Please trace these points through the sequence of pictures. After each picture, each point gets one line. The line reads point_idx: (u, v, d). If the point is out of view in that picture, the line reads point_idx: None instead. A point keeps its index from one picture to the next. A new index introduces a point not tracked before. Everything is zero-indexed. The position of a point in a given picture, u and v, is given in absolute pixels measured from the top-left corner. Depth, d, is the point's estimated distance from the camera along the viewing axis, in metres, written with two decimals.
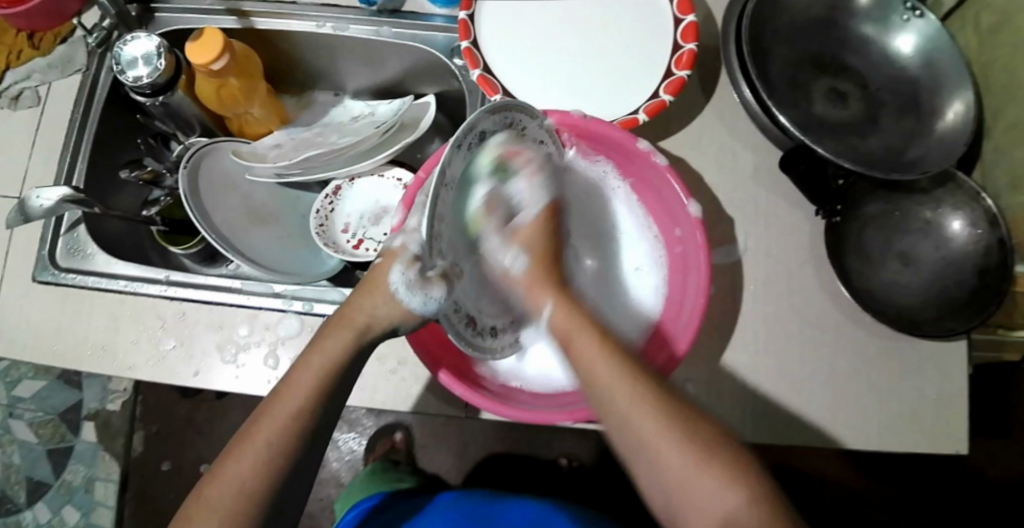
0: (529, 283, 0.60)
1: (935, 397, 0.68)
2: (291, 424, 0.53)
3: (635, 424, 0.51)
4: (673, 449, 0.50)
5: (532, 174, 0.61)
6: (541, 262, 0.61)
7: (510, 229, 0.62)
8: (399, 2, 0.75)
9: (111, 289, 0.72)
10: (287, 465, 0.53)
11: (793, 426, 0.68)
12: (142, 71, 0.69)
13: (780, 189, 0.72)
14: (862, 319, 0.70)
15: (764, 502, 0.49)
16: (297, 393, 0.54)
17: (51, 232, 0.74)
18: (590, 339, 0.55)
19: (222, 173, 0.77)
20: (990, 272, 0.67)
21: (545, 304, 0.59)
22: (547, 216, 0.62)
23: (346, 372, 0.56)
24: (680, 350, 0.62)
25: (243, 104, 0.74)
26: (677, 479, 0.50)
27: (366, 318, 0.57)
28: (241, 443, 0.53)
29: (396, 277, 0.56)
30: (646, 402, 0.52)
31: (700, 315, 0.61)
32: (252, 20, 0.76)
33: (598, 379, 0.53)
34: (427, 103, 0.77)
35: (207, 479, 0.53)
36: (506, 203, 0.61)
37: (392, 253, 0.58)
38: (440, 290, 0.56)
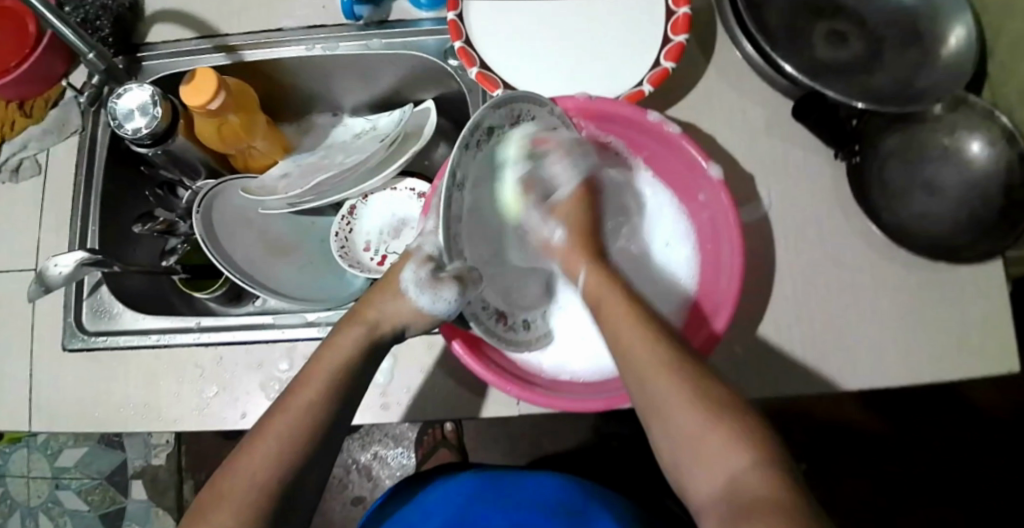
0: (567, 255, 0.63)
1: (983, 320, 0.67)
2: (307, 414, 0.54)
3: (647, 381, 0.52)
4: (684, 405, 0.51)
5: (563, 155, 0.63)
6: (579, 233, 0.64)
7: (548, 204, 0.65)
8: (385, 12, 0.74)
9: (145, 344, 0.71)
10: (300, 455, 0.53)
11: (846, 372, 0.67)
12: (140, 122, 0.68)
13: (795, 139, 0.71)
14: (897, 255, 0.69)
15: (776, 465, 0.48)
16: (314, 384, 0.55)
17: (74, 298, 0.73)
18: (618, 296, 0.57)
19: (234, 211, 0.76)
20: (1016, 190, 0.67)
21: (581, 270, 0.61)
22: (582, 194, 0.66)
23: (360, 369, 0.58)
24: (720, 328, 0.60)
25: (245, 139, 0.74)
26: (686, 436, 0.50)
27: (377, 316, 0.59)
28: (257, 434, 0.54)
29: (408, 276, 0.60)
30: (665, 359, 0.53)
31: (739, 276, 0.61)
32: (241, 54, 0.76)
33: (621, 333, 0.55)
34: (429, 107, 0.76)
35: (223, 470, 0.54)
36: (542, 183, 0.65)
37: (409, 253, 0.61)
38: (450, 291, 0.58)
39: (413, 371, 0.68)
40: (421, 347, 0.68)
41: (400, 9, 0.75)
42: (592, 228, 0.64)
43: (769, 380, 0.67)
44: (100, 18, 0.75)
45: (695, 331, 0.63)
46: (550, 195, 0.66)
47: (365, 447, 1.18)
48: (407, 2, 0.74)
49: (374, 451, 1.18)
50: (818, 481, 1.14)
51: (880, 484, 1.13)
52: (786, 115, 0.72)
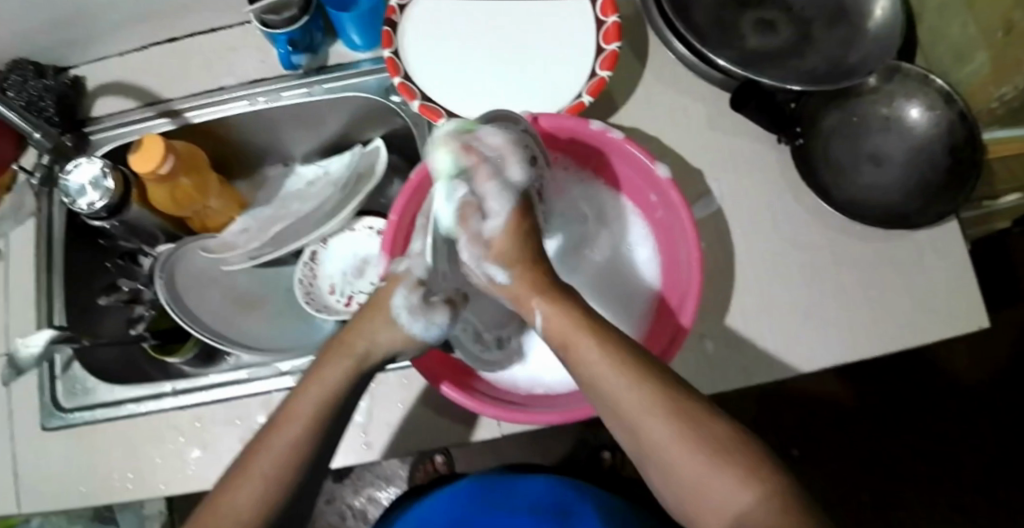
0: (516, 293, 0.57)
1: (946, 281, 0.68)
2: (291, 453, 0.53)
3: (642, 432, 0.50)
4: (688, 457, 0.48)
5: (485, 178, 0.57)
6: (520, 270, 0.57)
7: (481, 240, 0.57)
8: (323, 58, 0.75)
9: (122, 415, 0.71)
10: (285, 496, 0.53)
11: (819, 351, 0.67)
12: (93, 195, 0.68)
13: (737, 128, 0.72)
14: (852, 229, 0.70)
15: (779, 500, 0.47)
16: (300, 421, 0.53)
17: (48, 378, 0.73)
18: (589, 348, 0.52)
19: (195, 270, 0.76)
20: (961, 148, 0.70)
21: (534, 307, 0.55)
22: (514, 225, 0.57)
23: (347, 398, 0.56)
24: (687, 323, 0.60)
25: (200, 198, 0.74)
26: (690, 483, 0.48)
27: (365, 344, 0.57)
28: (240, 473, 0.52)
29: (398, 301, 0.58)
30: (657, 413, 0.49)
31: (700, 261, 0.61)
32: (186, 116, 0.76)
33: (612, 391, 0.51)
34: (378, 147, 0.77)
35: (204, 507, 0.52)
36: (474, 207, 0.57)
37: (395, 278, 0.59)
38: (443, 316, 0.58)
39: (391, 406, 0.68)
40: (395, 381, 0.68)
41: (337, 53, 0.76)
42: (530, 255, 0.57)
43: (743, 369, 0.67)
44: (44, 99, 0.76)
45: (660, 335, 0.64)
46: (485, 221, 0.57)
47: (359, 491, 1.17)
48: (343, 45, 0.76)
49: (368, 494, 1.17)
50: (818, 463, 1.14)
51: (880, 459, 1.13)
52: (725, 107, 0.73)
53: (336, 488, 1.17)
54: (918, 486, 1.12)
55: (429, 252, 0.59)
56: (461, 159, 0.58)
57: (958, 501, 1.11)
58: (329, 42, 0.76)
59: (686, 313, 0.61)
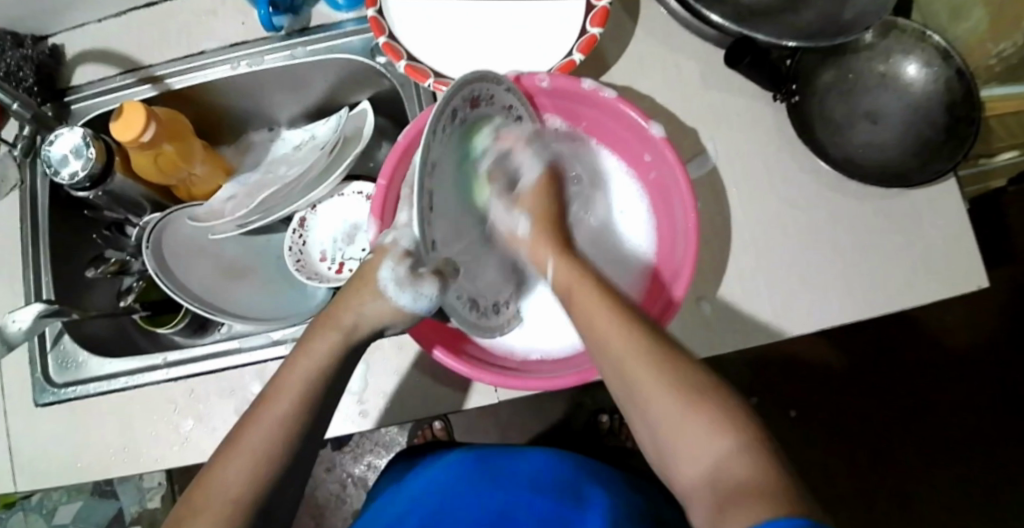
0: (532, 246, 0.60)
1: (943, 237, 0.67)
2: (282, 426, 0.52)
3: (624, 365, 0.50)
4: (676, 411, 0.48)
5: (524, 148, 0.63)
6: (542, 224, 0.60)
7: (512, 195, 0.63)
8: (306, 19, 0.73)
9: (115, 388, 0.70)
10: (277, 470, 0.52)
11: (815, 312, 0.67)
12: (76, 165, 0.67)
13: (732, 86, 0.71)
14: (849, 188, 0.69)
15: (755, 446, 0.46)
16: (290, 394, 0.53)
17: (38, 353, 0.72)
18: (587, 288, 0.54)
19: (185, 242, 0.75)
20: (959, 105, 0.68)
21: (548, 262, 0.58)
22: (545, 182, 0.63)
23: (335, 374, 0.56)
24: (678, 295, 0.60)
25: (185, 166, 0.73)
26: (665, 427, 0.48)
27: (352, 318, 0.57)
28: (231, 446, 0.52)
29: (386, 274, 0.57)
30: (651, 373, 0.49)
31: (695, 229, 0.60)
32: (167, 83, 0.75)
33: (607, 338, 0.52)
34: (366, 109, 0.76)
35: (197, 483, 0.52)
36: (506, 173, 0.63)
37: (382, 250, 0.58)
38: (432, 287, 0.56)
39: (383, 371, 0.68)
40: (390, 347, 0.68)
41: (320, 13, 0.74)
42: (556, 214, 0.62)
43: (740, 331, 0.67)
44: (23, 68, 0.74)
45: (660, 294, 0.63)
46: (514, 184, 0.64)
47: (358, 459, 1.17)
48: (326, 6, 0.73)
49: (367, 461, 1.17)
50: (812, 424, 1.15)
51: (874, 420, 1.14)
52: (720, 65, 0.71)
53: (336, 456, 1.17)
54: (913, 447, 1.13)
55: (417, 225, 0.53)
56: (501, 141, 0.62)
57: (951, 460, 1.12)
58: (310, 2, 0.74)
59: (677, 288, 0.61)
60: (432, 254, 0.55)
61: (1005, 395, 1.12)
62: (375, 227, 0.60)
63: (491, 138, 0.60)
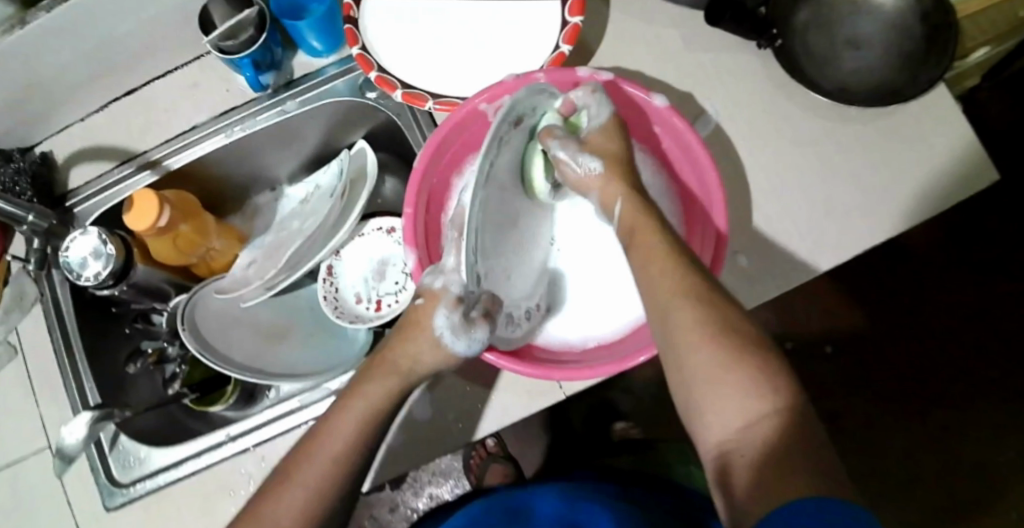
0: (601, 190, 0.59)
1: (951, 142, 0.69)
2: (336, 468, 0.53)
3: (669, 317, 0.51)
4: (706, 360, 0.48)
5: (591, 92, 0.61)
6: (615, 168, 0.59)
7: (580, 141, 0.61)
8: (289, 72, 0.74)
9: (185, 473, 0.69)
10: (328, 511, 0.53)
11: (850, 240, 0.68)
12: (96, 266, 0.67)
13: (714, 44, 0.73)
14: (849, 115, 0.71)
15: (793, 423, 0.45)
16: (342, 437, 0.53)
17: (98, 458, 0.71)
18: (651, 237, 0.54)
19: (218, 317, 0.75)
20: (933, 14, 0.70)
21: (616, 203, 0.58)
22: (615, 127, 0.62)
23: (388, 415, 0.56)
24: (723, 226, 0.61)
25: (201, 242, 0.74)
26: (701, 378, 0.48)
27: (408, 363, 0.56)
28: (283, 480, 0.53)
29: (440, 322, 0.55)
30: (697, 324, 0.49)
31: (720, 188, 0.61)
32: (165, 164, 0.74)
33: (673, 315, 0.50)
34: (364, 149, 0.77)
35: (246, 519, 0.52)
36: (572, 128, 0.62)
37: (433, 295, 0.56)
38: (484, 333, 0.56)
39: (444, 396, 0.66)
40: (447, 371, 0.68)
41: (301, 63, 0.74)
42: (625, 159, 0.60)
43: (783, 274, 0.68)
44: (19, 182, 0.74)
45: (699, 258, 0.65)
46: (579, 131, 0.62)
47: (419, 493, 1.16)
48: (305, 55, 0.74)
49: (429, 493, 1.16)
50: (846, 354, 1.16)
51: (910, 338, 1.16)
52: (697, 26, 0.73)
53: (396, 496, 1.16)
54: (953, 355, 1.15)
55: (467, 267, 0.55)
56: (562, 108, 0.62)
57: (993, 357, 1.14)
58: (290, 54, 0.74)
59: (718, 219, 0.62)
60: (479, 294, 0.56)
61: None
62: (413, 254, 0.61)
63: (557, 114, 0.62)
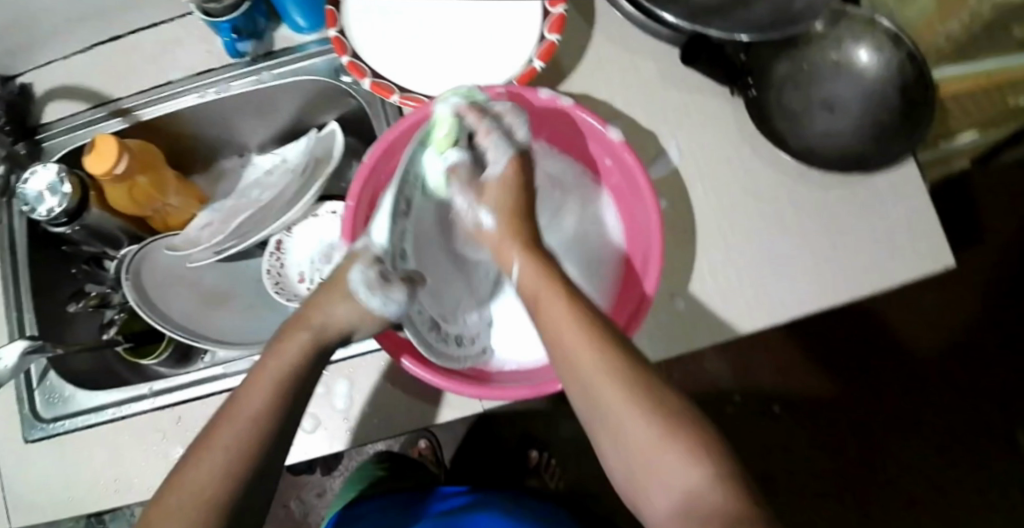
0: (497, 244, 0.61)
1: (904, 221, 0.69)
2: (254, 426, 0.55)
3: (594, 387, 0.52)
4: (641, 428, 0.50)
5: (487, 134, 0.60)
6: (508, 219, 0.61)
7: (475, 186, 0.62)
8: (269, 44, 0.75)
9: (104, 420, 0.71)
10: (248, 471, 0.54)
11: (787, 300, 0.69)
12: (52, 202, 0.69)
13: (690, 85, 0.73)
14: (810, 177, 0.71)
15: (726, 479, 0.49)
16: (262, 391, 0.56)
17: (25, 390, 0.73)
18: (558, 304, 0.54)
19: (163, 272, 0.76)
20: (912, 89, 0.70)
21: (512, 263, 0.59)
22: (511, 172, 0.61)
23: (304, 373, 0.58)
24: (649, 291, 0.62)
25: (158, 196, 0.75)
26: (638, 446, 0.51)
27: (322, 319, 0.60)
28: (202, 447, 0.54)
29: (356, 279, 0.59)
30: (630, 394, 0.51)
31: (658, 229, 0.63)
32: (136, 114, 0.75)
33: (597, 389, 0.52)
34: (334, 131, 0.78)
35: (169, 485, 0.54)
36: (476, 166, 0.63)
37: (353, 255, 0.61)
38: (401, 292, 0.60)
39: (365, 389, 0.69)
40: (373, 362, 0.69)
41: (283, 37, 0.75)
42: (524, 207, 0.61)
43: (716, 322, 0.68)
44: None
45: (626, 303, 0.65)
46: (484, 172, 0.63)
47: None
48: (288, 29, 0.75)
49: None
50: (793, 411, 1.19)
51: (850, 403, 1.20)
52: (677, 65, 0.73)
53: (326, 482, 1.18)
54: (890, 427, 1.18)
55: (381, 234, 0.60)
56: (465, 118, 0.61)
57: (926, 434, 1.18)
58: (273, 27, 0.75)
59: (648, 283, 0.63)
60: (399, 263, 0.62)
61: (975, 369, 1.19)
62: (346, 245, 0.62)
63: (452, 121, 0.60)
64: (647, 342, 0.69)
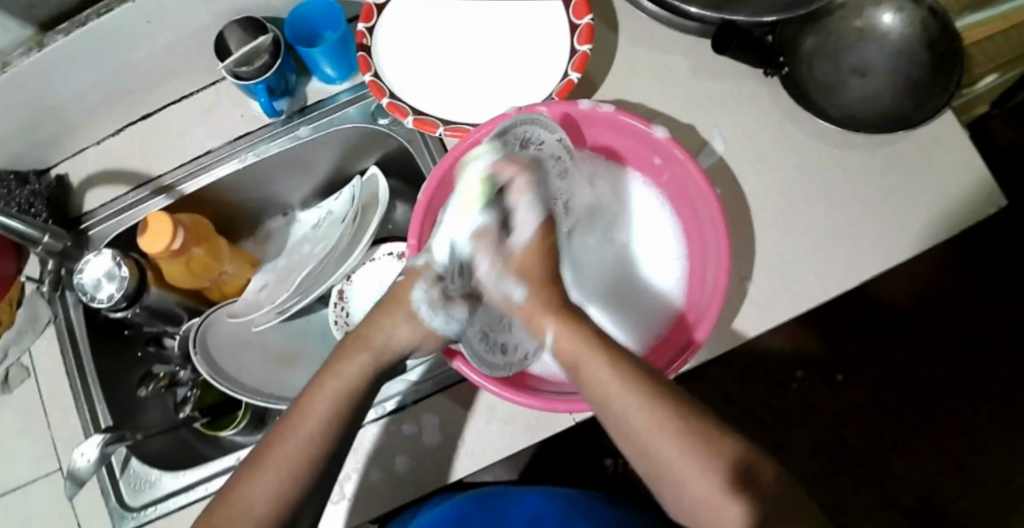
0: (530, 311, 0.59)
1: (957, 168, 0.69)
2: (309, 443, 0.55)
3: (628, 427, 0.54)
4: (677, 464, 0.52)
5: (523, 192, 0.58)
6: (543, 289, 0.59)
7: (506, 248, 0.59)
8: (301, 99, 0.75)
9: (195, 498, 0.69)
10: (302, 491, 0.55)
11: (858, 264, 0.68)
12: (110, 287, 0.68)
13: (723, 72, 0.74)
14: (856, 142, 0.71)
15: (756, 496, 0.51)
16: (317, 414, 0.56)
17: (109, 481, 0.71)
18: (584, 348, 0.56)
19: (229, 340, 0.76)
20: (939, 41, 0.71)
21: (546, 329, 0.58)
22: (543, 237, 0.59)
23: (362, 395, 0.58)
24: (700, 338, 0.61)
25: (214, 265, 0.74)
26: (675, 479, 0.52)
27: (383, 341, 0.60)
28: (256, 466, 0.55)
29: (418, 295, 0.61)
30: (658, 432, 0.53)
31: (722, 221, 0.63)
32: (179, 189, 0.76)
33: (647, 446, 0.53)
34: (376, 173, 0.77)
35: (222, 499, 0.55)
36: (502, 225, 0.59)
37: (415, 271, 0.61)
38: (461, 310, 0.61)
39: (454, 422, 0.67)
40: (457, 396, 0.68)
41: (314, 90, 0.75)
42: (555, 274, 0.59)
43: (792, 298, 0.68)
44: (35, 204, 0.74)
45: (681, 334, 0.65)
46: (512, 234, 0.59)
47: None
48: (318, 82, 0.75)
49: None
50: (857, 384, 1.15)
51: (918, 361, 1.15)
52: (705, 57, 0.74)
53: None
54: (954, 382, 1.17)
55: (456, 236, 0.59)
56: (501, 178, 0.58)
57: (1004, 379, 1.12)
58: (304, 81, 0.75)
59: (699, 331, 0.61)
60: (460, 279, 0.61)
61: None
62: (411, 252, 0.63)
63: (490, 179, 0.58)
64: (726, 330, 0.68)
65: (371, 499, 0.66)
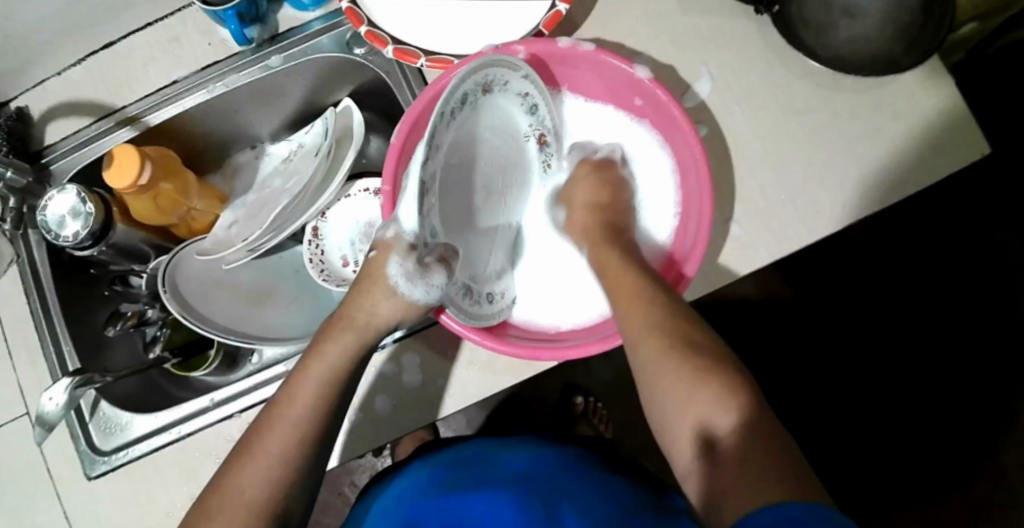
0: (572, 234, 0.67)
1: (943, 110, 0.69)
2: (297, 431, 0.55)
3: (639, 347, 0.55)
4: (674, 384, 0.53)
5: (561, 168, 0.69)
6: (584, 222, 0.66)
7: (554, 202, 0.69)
8: (273, 25, 0.72)
9: (168, 441, 0.68)
10: (295, 476, 0.54)
11: (840, 206, 0.68)
12: (75, 226, 0.65)
13: (710, 9, 0.72)
14: (844, 83, 0.70)
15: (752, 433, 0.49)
16: (305, 399, 0.55)
17: (77, 425, 0.69)
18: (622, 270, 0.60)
19: (201, 275, 0.73)
20: None
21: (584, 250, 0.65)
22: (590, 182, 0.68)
23: (348, 375, 0.57)
24: (689, 273, 0.61)
25: (182, 201, 0.72)
26: (670, 401, 0.53)
27: (365, 318, 0.58)
28: (245, 455, 0.54)
29: (394, 269, 0.55)
30: (665, 353, 0.54)
31: (704, 168, 0.61)
32: (145, 120, 0.72)
33: (650, 367, 0.55)
34: (349, 105, 0.74)
35: (212, 488, 0.54)
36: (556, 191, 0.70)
37: (385, 245, 0.55)
38: (440, 276, 0.56)
39: (433, 363, 0.66)
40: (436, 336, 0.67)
41: (286, 17, 0.72)
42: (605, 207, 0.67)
43: (773, 239, 0.68)
44: None
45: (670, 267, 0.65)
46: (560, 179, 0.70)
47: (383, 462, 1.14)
48: (290, 8, 0.72)
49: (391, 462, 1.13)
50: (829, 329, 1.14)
51: None
52: None
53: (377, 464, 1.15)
54: None
55: (412, 220, 0.52)
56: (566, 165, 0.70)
57: None
58: (275, 8, 0.72)
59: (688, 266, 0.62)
60: (432, 243, 0.55)
61: None
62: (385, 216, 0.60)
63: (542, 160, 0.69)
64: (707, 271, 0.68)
65: (348, 436, 0.66)
